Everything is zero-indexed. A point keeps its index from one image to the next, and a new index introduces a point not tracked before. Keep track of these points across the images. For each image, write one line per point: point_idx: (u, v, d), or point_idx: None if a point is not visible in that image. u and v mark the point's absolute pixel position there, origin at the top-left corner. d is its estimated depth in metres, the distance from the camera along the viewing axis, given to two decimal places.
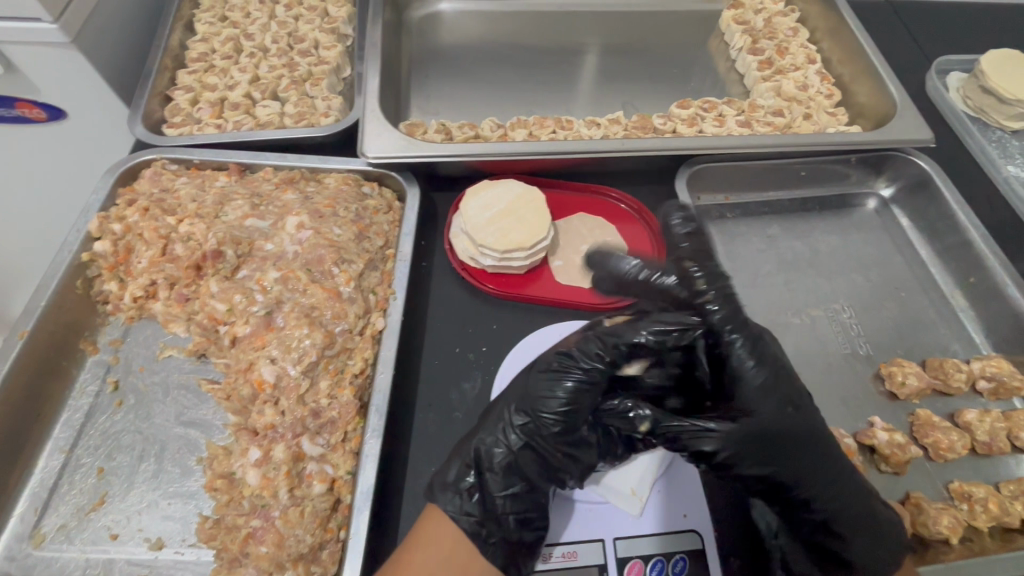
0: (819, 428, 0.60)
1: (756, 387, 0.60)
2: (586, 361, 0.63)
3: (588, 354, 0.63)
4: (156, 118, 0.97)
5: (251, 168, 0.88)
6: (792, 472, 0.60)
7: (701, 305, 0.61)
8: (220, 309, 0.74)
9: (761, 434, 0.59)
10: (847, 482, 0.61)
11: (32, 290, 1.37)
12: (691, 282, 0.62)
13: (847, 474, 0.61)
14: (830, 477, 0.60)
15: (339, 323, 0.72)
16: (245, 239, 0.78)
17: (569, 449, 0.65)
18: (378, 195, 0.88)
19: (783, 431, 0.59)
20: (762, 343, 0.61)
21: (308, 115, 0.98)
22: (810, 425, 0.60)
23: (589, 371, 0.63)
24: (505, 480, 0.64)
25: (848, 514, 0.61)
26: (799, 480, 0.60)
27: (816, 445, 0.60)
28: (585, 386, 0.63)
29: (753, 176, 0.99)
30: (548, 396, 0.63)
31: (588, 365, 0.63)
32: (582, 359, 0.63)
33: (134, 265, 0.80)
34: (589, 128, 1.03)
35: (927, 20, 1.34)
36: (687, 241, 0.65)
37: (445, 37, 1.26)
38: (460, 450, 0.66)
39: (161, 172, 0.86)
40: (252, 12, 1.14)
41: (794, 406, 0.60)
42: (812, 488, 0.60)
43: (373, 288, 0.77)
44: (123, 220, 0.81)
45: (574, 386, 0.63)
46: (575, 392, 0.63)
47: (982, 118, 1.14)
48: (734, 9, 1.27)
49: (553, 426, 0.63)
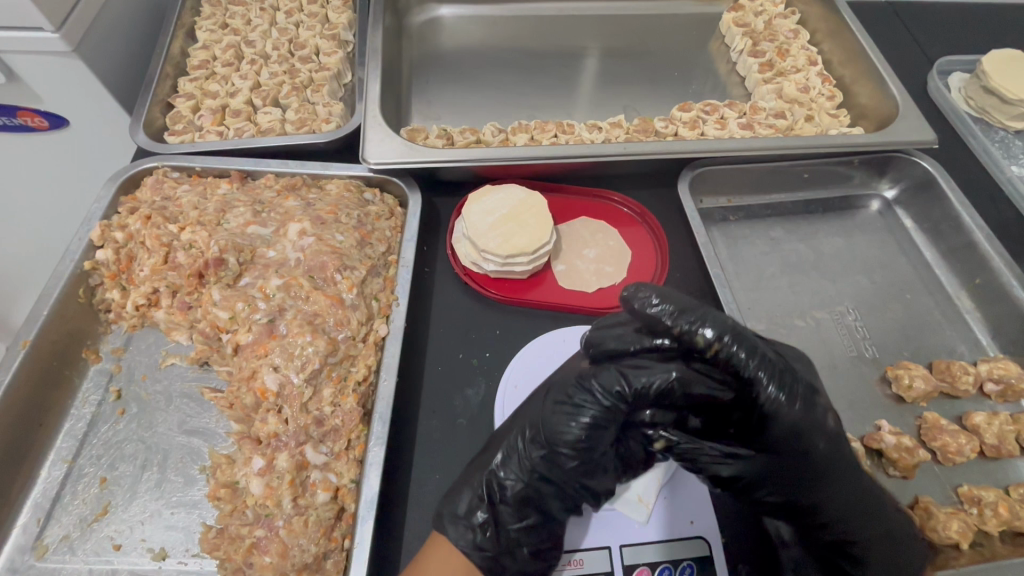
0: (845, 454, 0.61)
1: (788, 421, 0.57)
2: (605, 398, 0.61)
3: (604, 394, 0.61)
4: (158, 126, 0.97)
5: (253, 175, 0.88)
6: (811, 499, 0.61)
7: (715, 348, 0.58)
8: (222, 318, 0.73)
9: (786, 465, 0.59)
10: (870, 507, 0.62)
11: (33, 299, 1.37)
12: (694, 338, 0.59)
13: (874, 501, 0.62)
14: (854, 503, 0.61)
15: (342, 330, 0.71)
16: (247, 246, 0.78)
17: (588, 480, 0.64)
18: (380, 202, 0.88)
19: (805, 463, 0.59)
20: (790, 376, 0.58)
21: (310, 121, 0.98)
22: (837, 456, 0.60)
23: (603, 408, 0.61)
24: (521, 516, 0.63)
25: (871, 539, 0.62)
26: (823, 504, 0.61)
27: (839, 469, 0.60)
28: (602, 421, 0.61)
29: (756, 178, 0.98)
30: (564, 430, 0.62)
31: (601, 403, 0.61)
32: (599, 394, 0.61)
33: (136, 273, 0.79)
34: (591, 132, 1.03)
35: (928, 20, 1.34)
36: (663, 307, 0.60)
37: (446, 42, 1.27)
38: (470, 480, 0.65)
39: (163, 180, 0.86)
40: (253, 20, 1.15)
41: (824, 441, 0.59)
42: (835, 513, 0.61)
43: (375, 295, 0.77)
44: (125, 228, 0.81)
45: (590, 422, 0.61)
46: (592, 429, 0.61)
47: (985, 118, 1.14)
48: (734, 12, 1.27)
49: (572, 460, 0.62)
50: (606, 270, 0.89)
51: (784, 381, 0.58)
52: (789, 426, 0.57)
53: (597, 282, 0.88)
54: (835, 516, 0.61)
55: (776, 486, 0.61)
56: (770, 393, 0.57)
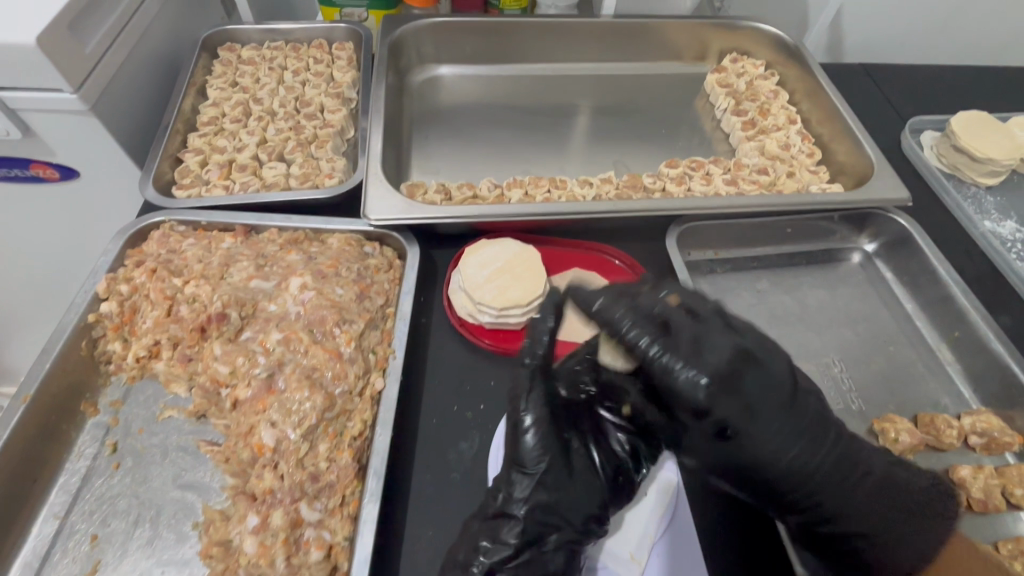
0: (792, 435, 0.63)
1: (719, 419, 0.60)
2: (533, 409, 0.69)
3: (533, 400, 0.69)
4: (167, 180, 1.01)
5: (256, 229, 0.92)
6: (775, 483, 0.64)
7: (639, 344, 0.62)
8: (222, 373, 0.74)
9: (733, 455, 0.63)
10: (835, 480, 0.65)
11: (43, 335, 1.42)
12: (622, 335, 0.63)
13: (840, 479, 0.65)
14: (812, 478, 0.64)
15: (340, 384, 0.73)
16: (250, 300, 0.79)
17: (568, 498, 0.67)
18: (379, 254, 0.91)
19: (748, 447, 0.62)
20: (709, 362, 0.60)
21: (314, 176, 1.02)
22: (795, 442, 0.63)
23: (540, 418, 0.68)
24: (517, 550, 0.64)
25: (838, 508, 0.65)
26: (793, 481, 0.64)
27: (786, 454, 0.63)
28: (545, 431, 0.68)
29: (741, 233, 1.03)
30: (522, 449, 0.68)
31: (536, 412, 0.68)
32: (529, 405, 0.69)
33: (140, 324, 0.81)
34: (583, 187, 1.07)
35: (899, 81, 1.43)
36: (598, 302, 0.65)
37: (445, 99, 1.34)
38: (469, 528, 0.67)
39: (170, 234, 0.89)
40: (262, 78, 1.20)
41: (762, 426, 0.62)
42: (809, 490, 0.64)
43: (373, 348, 0.79)
44: (130, 280, 0.83)
45: (536, 433, 0.68)
46: (542, 438, 0.68)
47: (957, 175, 1.21)
48: (717, 73, 1.35)
49: (543, 478, 0.67)
50: None
51: (708, 371, 0.60)
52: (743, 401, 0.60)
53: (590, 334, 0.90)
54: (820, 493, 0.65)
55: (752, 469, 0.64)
56: (693, 391, 0.59)
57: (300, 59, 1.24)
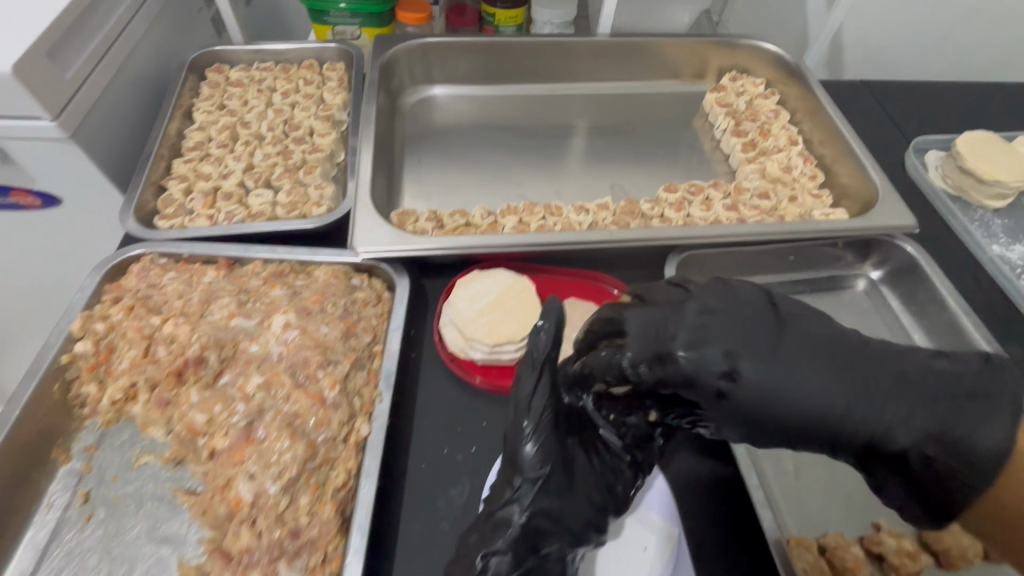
0: (811, 369, 0.58)
1: (706, 372, 0.58)
2: (535, 414, 0.67)
3: (536, 406, 0.67)
4: (149, 209, 0.98)
5: (240, 261, 0.88)
6: (827, 430, 0.57)
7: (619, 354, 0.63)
8: (199, 421, 0.70)
9: (757, 412, 0.58)
10: (887, 399, 0.57)
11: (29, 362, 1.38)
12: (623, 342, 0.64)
13: (896, 389, 0.57)
14: (863, 406, 0.56)
15: (322, 431, 0.70)
16: (230, 340, 0.76)
17: (569, 502, 0.66)
18: (367, 287, 0.88)
19: (766, 397, 0.57)
20: (666, 325, 0.62)
21: (301, 204, 0.99)
22: (821, 377, 0.57)
23: (542, 422, 0.67)
24: (522, 558, 0.62)
25: (910, 436, 0.55)
26: (847, 419, 0.56)
27: (815, 391, 0.57)
28: (548, 436, 0.66)
29: (742, 261, 1.00)
30: (525, 455, 0.66)
31: (538, 416, 0.67)
32: (531, 410, 0.67)
33: (116, 365, 0.78)
34: (579, 214, 1.04)
35: (902, 99, 1.40)
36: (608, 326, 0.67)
37: (439, 120, 1.31)
38: (466, 544, 0.65)
39: (150, 267, 0.86)
40: (250, 100, 1.17)
41: (774, 375, 0.57)
42: (861, 421, 0.56)
43: (359, 390, 0.75)
44: (107, 318, 0.80)
45: (538, 438, 0.66)
46: (544, 442, 0.66)
47: (963, 197, 1.17)
48: (716, 93, 1.32)
49: (546, 483, 0.65)
50: None
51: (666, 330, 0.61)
52: (724, 345, 0.59)
53: None
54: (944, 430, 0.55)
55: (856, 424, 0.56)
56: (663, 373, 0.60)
57: (289, 80, 1.21)
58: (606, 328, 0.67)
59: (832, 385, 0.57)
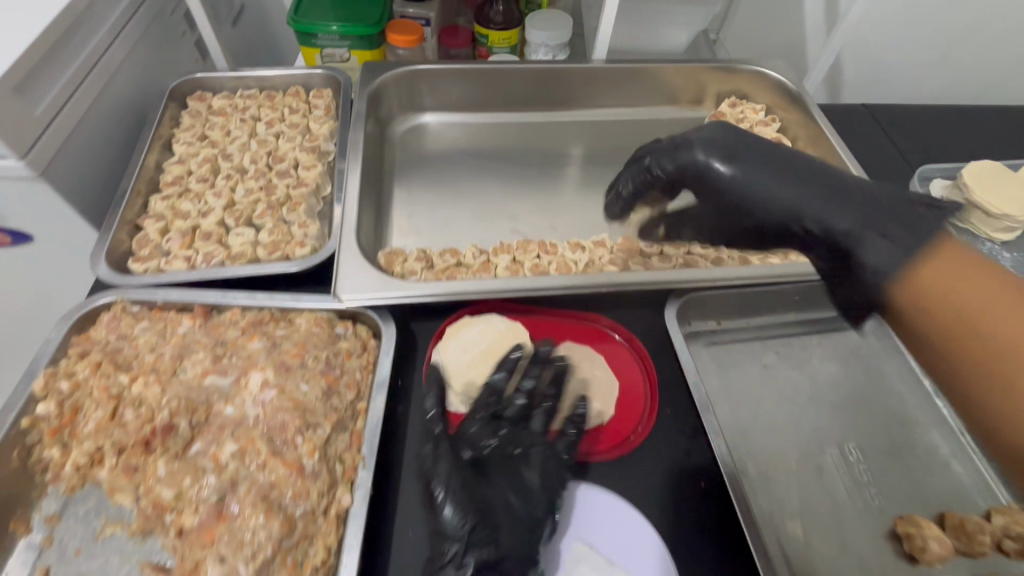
0: (806, 208, 0.64)
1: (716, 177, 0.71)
2: (432, 469, 0.71)
3: (432, 461, 0.71)
4: (123, 250, 0.93)
5: (217, 308, 0.83)
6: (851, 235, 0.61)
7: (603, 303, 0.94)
8: (166, 496, 0.65)
9: (800, 202, 0.64)
10: (848, 201, 0.62)
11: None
12: (498, 378, 0.78)
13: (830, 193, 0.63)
14: (854, 210, 0.61)
15: (300, 504, 0.65)
16: (202, 403, 0.72)
17: (489, 537, 0.66)
18: (351, 335, 0.83)
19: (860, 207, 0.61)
20: (700, 168, 0.73)
21: (283, 244, 0.94)
22: (829, 195, 0.63)
23: (439, 475, 0.70)
24: None
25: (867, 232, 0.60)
26: (847, 232, 0.61)
27: (837, 200, 0.62)
28: (452, 484, 0.69)
29: (745, 302, 0.95)
30: (440, 517, 0.68)
31: (436, 471, 0.70)
32: (431, 466, 0.71)
33: (81, 427, 0.72)
34: (574, 252, 1.00)
35: (905, 124, 1.37)
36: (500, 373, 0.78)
37: (430, 147, 1.27)
38: None
39: (121, 317, 0.81)
40: (233, 130, 1.13)
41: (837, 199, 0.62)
42: (853, 227, 0.61)
43: (340, 455, 0.71)
44: (72, 376, 0.75)
45: (447, 491, 0.68)
46: (450, 494, 0.68)
47: (971, 229, 1.14)
48: (715, 119, 1.28)
49: (464, 531, 0.66)
50: (592, 406, 0.85)
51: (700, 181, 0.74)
52: (732, 154, 0.69)
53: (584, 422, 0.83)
54: (927, 263, 0.56)
55: (880, 234, 0.59)
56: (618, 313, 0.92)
57: (274, 108, 1.17)
58: (499, 376, 0.78)
59: (853, 216, 0.61)
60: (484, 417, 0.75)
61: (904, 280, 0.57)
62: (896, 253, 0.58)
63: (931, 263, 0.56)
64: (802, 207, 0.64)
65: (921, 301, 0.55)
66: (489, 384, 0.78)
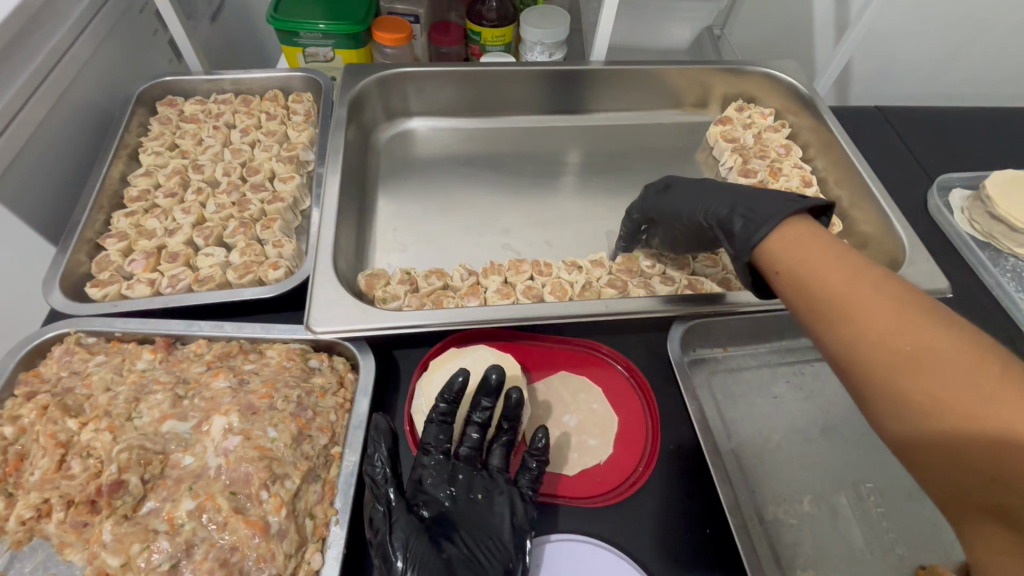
0: (728, 204, 0.78)
1: (666, 188, 0.90)
2: (376, 528, 0.63)
3: (377, 519, 0.63)
4: (81, 273, 0.86)
5: (182, 339, 0.77)
6: (753, 215, 0.73)
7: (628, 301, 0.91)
8: (112, 563, 0.58)
9: (703, 196, 0.83)
10: (760, 202, 0.75)
11: None
12: (443, 408, 0.70)
13: (744, 195, 0.78)
14: (757, 207, 0.74)
15: (264, 568, 0.59)
16: (158, 454, 0.65)
17: None
18: (327, 368, 0.76)
19: (758, 198, 0.76)
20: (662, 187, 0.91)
21: (255, 266, 0.87)
22: (746, 199, 0.77)
23: (386, 534, 0.62)
24: None
25: (763, 218, 0.72)
26: (748, 217, 0.74)
27: (751, 200, 0.76)
28: (403, 540, 0.62)
29: (755, 328, 0.89)
30: None
31: (382, 529, 0.62)
32: (375, 524, 0.63)
33: (26, 476, 0.65)
34: (570, 272, 0.94)
35: (922, 127, 1.29)
36: (441, 401, 0.70)
37: (418, 155, 1.19)
38: None
39: (73, 350, 0.74)
40: (205, 139, 1.06)
41: (747, 196, 0.77)
42: (751, 216, 0.73)
43: (311, 509, 0.65)
44: (17, 420, 0.68)
45: (399, 548, 0.61)
46: (403, 551, 0.61)
47: (993, 244, 1.07)
48: (721, 124, 1.21)
49: None
50: (589, 444, 0.78)
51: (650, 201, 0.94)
52: (673, 182, 0.90)
53: (579, 462, 0.77)
54: (775, 233, 0.70)
55: (743, 213, 0.75)
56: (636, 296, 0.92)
57: (250, 114, 1.09)
58: (443, 408, 0.70)
59: (752, 208, 0.75)
60: (436, 461, 0.69)
61: (757, 247, 0.71)
62: (749, 224, 0.73)
63: (778, 231, 0.70)
64: (699, 206, 0.82)
65: (787, 278, 0.65)
66: (435, 417, 0.70)
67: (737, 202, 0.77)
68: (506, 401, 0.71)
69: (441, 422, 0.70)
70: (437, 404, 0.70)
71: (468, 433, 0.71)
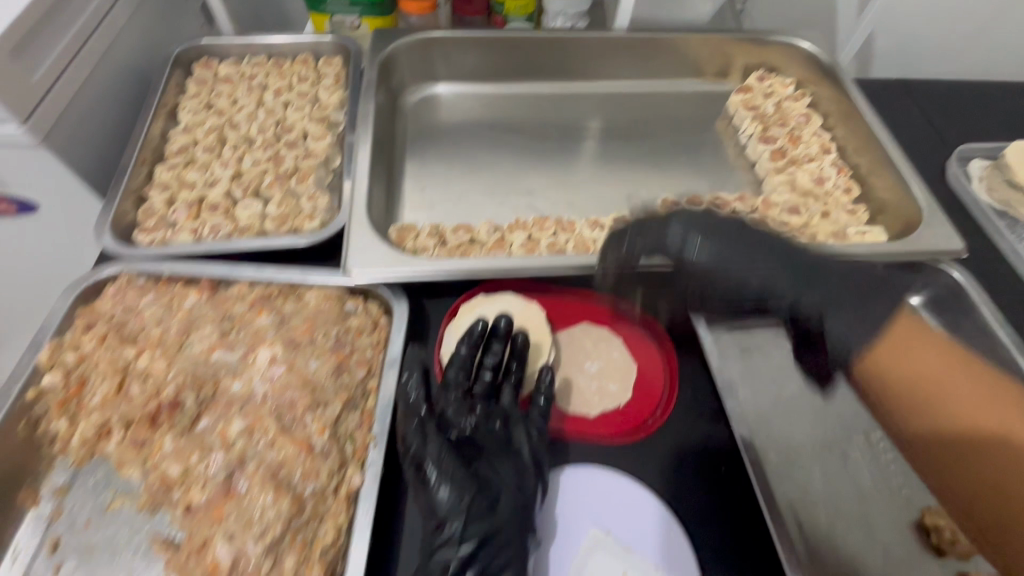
0: (795, 289, 0.75)
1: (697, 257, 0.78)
2: (411, 451, 0.67)
3: (410, 443, 0.68)
4: (128, 221, 0.90)
5: (224, 282, 0.80)
6: (830, 310, 0.74)
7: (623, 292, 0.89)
8: (174, 472, 0.64)
9: (753, 271, 0.76)
10: (837, 286, 0.75)
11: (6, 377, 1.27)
12: (462, 351, 0.75)
13: (810, 267, 0.75)
14: (833, 293, 0.74)
15: (309, 483, 0.63)
16: (209, 378, 0.71)
17: (483, 500, 0.66)
18: (362, 312, 0.80)
19: (828, 277, 0.75)
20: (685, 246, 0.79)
21: (292, 217, 0.92)
22: (816, 280, 0.75)
23: (421, 454, 0.67)
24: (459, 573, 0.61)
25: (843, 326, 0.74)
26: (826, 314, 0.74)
27: (823, 283, 0.75)
28: (438, 459, 0.67)
29: None
30: (431, 494, 0.65)
31: (416, 451, 0.67)
32: (409, 446, 0.68)
33: (88, 399, 0.70)
34: (593, 230, 0.96)
35: (944, 100, 1.29)
36: (462, 345, 0.75)
37: (443, 120, 1.22)
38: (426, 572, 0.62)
39: (126, 289, 0.79)
40: (240, 99, 1.09)
41: (814, 267, 0.75)
42: (831, 314, 0.74)
43: (351, 434, 0.69)
44: (78, 348, 0.73)
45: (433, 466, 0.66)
46: (439, 468, 0.66)
47: (1011, 212, 1.07)
48: (742, 93, 1.23)
49: (457, 500, 0.65)
50: (609, 389, 0.82)
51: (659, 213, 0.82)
52: (701, 234, 0.78)
53: (600, 405, 0.80)
54: (867, 348, 0.74)
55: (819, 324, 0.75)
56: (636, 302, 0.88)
57: (283, 76, 1.13)
58: (463, 352, 0.74)
59: (828, 300, 0.74)
60: (456, 396, 0.73)
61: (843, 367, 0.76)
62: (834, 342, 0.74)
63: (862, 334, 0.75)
64: (753, 284, 0.77)
65: None
66: (455, 358, 0.74)
67: (807, 290, 0.74)
68: (515, 344, 0.77)
69: (461, 362, 0.74)
70: (458, 346, 0.75)
71: (482, 373, 0.75)
